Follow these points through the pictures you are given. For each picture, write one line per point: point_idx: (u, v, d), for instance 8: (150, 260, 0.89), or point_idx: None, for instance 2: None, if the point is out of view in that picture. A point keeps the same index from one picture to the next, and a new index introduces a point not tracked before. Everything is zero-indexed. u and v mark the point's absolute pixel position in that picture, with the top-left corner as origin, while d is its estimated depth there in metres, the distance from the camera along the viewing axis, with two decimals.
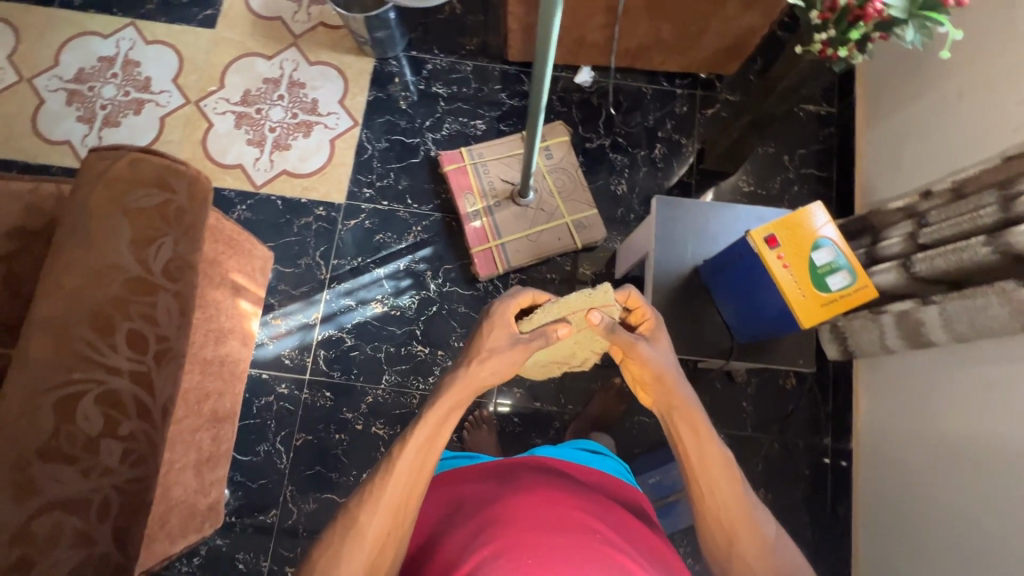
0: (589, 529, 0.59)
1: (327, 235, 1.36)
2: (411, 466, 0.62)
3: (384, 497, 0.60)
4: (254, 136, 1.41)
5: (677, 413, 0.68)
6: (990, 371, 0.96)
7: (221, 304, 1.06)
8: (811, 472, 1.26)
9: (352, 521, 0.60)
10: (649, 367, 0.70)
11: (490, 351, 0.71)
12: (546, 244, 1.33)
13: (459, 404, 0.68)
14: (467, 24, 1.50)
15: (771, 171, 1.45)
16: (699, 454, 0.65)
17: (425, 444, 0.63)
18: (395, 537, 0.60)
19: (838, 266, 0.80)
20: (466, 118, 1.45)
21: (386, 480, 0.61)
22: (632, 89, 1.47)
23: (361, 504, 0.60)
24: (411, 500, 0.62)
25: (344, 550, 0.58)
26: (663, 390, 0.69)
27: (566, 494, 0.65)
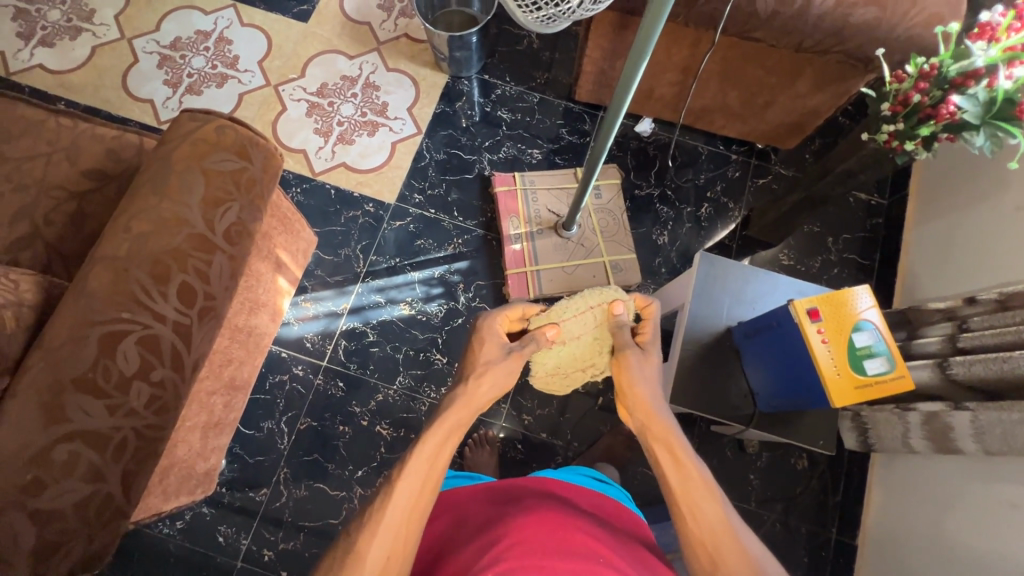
0: (595, 555, 0.58)
1: (371, 230, 1.40)
2: (414, 488, 0.60)
3: (389, 523, 0.58)
4: (322, 127, 1.48)
5: (653, 430, 0.68)
6: (1015, 492, 0.92)
7: (262, 277, 1.09)
8: (810, 561, 1.21)
9: (351, 545, 0.57)
10: (629, 382, 0.74)
11: (485, 365, 0.72)
12: (580, 279, 1.34)
13: (458, 424, 0.66)
14: (542, 59, 1.56)
15: (813, 250, 1.45)
16: (677, 472, 0.64)
17: (426, 465, 0.61)
18: (397, 565, 0.57)
19: (877, 351, 0.80)
20: (524, 145, 1.50)
21: (385, 505, 0.59)
22: (689, 147, 1.51)
23: (361, 530, 0.57)
24: (415, 526, 0.59)
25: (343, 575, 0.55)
26: (638, 405, 0.71)
27: (570, 517, 0.63)
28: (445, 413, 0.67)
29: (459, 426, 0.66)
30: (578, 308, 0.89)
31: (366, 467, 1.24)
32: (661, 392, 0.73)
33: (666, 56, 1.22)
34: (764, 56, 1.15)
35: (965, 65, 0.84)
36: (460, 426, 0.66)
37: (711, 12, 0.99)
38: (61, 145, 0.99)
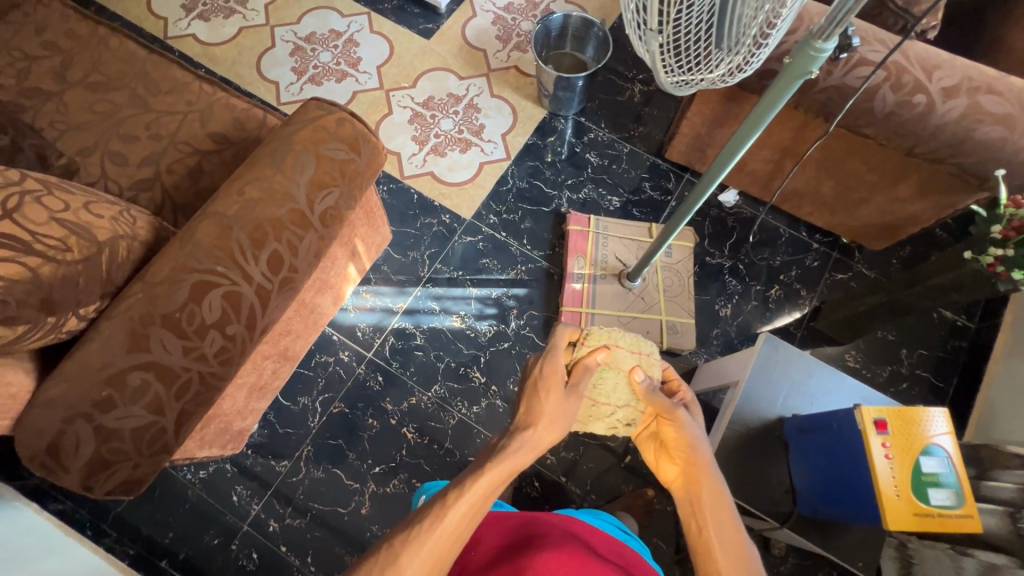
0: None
1: (442, 239, 1.45)
2: (461, 518, 0.61)
3: (433, 546, 0.59)
4: (420, 135, 1.57)
5: (702, 497, 0.65)
6: None
7: (337, 261, 1.15)
8: None
9: (393, 555, 0.58)
10: (682, 438, 0.71)
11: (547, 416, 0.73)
12: (634, 331, 1.33)
13: (515, 467, 0.67)
14: (639, 113, 1.60)
15: (883, 358, 1.38)
16: (725, 546, 0.62)
17: (478, 500, 0.63)
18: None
19: (944, 482, 0.75)
20: (605, 191, 1.52)
21: (434, 528, 0.60)
22: (770, 227, 1.48)
23: (404, 546, 0.59)
24: (452, 552, 0.61)
25: None
26: (692, 466, 0.68)
27: (594, 558, 0.65)
28: (510, 452, 0.67)
29: (517, 467, 0.68)
30: (634, 344, 0.84)
31: (384, 465, 1.25)
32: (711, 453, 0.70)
33: (767, 134, 1.22)
34: (869, 152, 1.13)
35: None
36: (515, 469, 0.67)
37: (827, 100, 0.99)
38: (198, 108, 1.10)
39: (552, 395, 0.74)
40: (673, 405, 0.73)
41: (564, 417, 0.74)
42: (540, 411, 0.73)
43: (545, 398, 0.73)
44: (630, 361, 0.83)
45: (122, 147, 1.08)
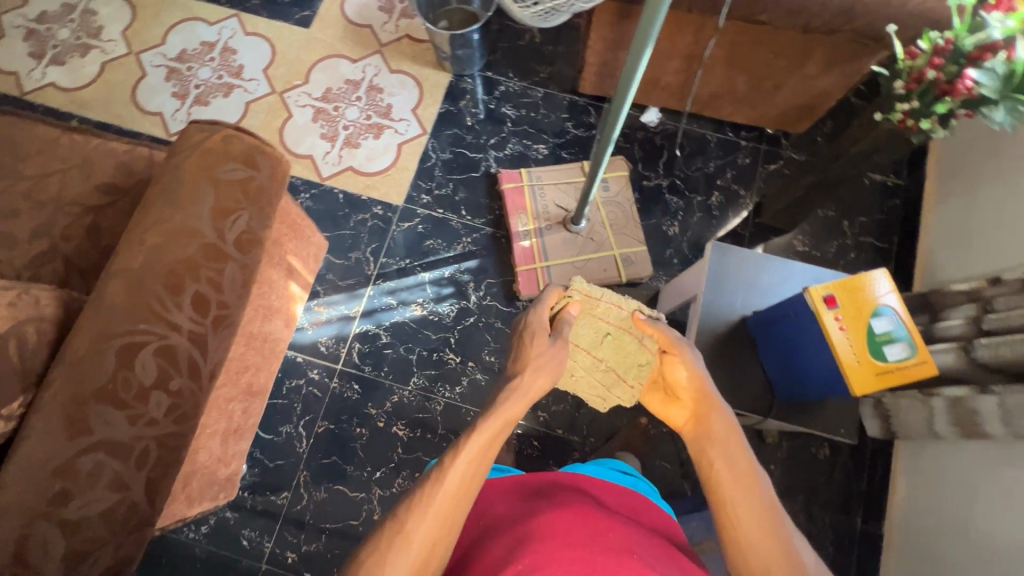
0: (626, 552, 0.61)
1: (380, 233, 1.41)
2: (461, 477, 0.63)
3: (438, 507, 0.61)
4: (328, 131, 1.49)
5: (710, 432, 0.67)
6: None
7: (274, 284, 1.10)
8: (834, 549, 1.18)
9: (398, 526, 0.59)
10: (686, 377, 0.74)
11: (536, 358, 0.75)
12: (591, 273, 1.34)
13: (508, 420, 0.69)
14: (544, 54, 1.56)
15: (827, 234, 1.43)
16: (728, 466, 0.64)
17: (476, 459, 0.64)
18: (442, 546, 0.60)
19: (897, 337, 0.78)
20: (530, 141, 1.49)
21: (436, 491, 0.61)
22: (696, 135, 1.49)
23: (408, 513, 0.60)
24: (457, 515, 0.62)
25: (390, 551, 0.58)
26: (696, 400, 0.72)
27: (601, 515, 0.67)
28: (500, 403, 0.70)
29: (511, 419, 0.69)
30: (616, 300, 0.87)
31: (384, 468, 1.25)
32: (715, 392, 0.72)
33: (669, 44, 1.21)
34: (770, 38, 1.13)
35: (981, 39, 0.80)
36: (510, 420, 0.69)
37: None
38: (74, 162, 1.01)
39: (535, 340, 0.77)
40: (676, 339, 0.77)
41: (552, 358, 0.76)
42: (527, 359, 0.75)
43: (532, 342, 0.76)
44: (616, 314, 0.87)
45: (4, 225, 0.99)
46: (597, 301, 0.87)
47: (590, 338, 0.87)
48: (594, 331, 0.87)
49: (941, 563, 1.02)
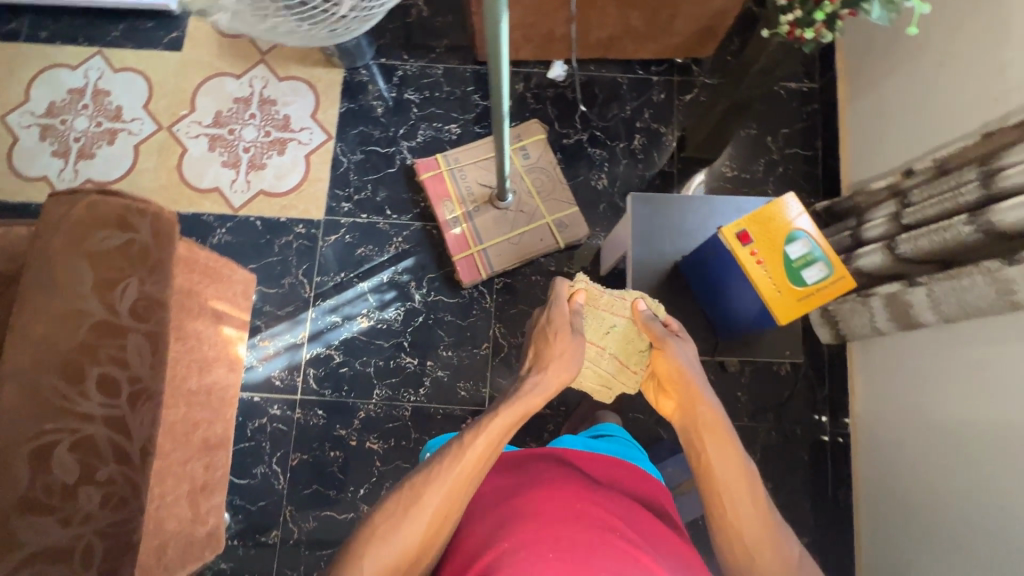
0: (611, 528, 0.64)
1: (308, 252, 1.35)
2: (478, 453, 0.69)
3: (450, 479, 0.67)
4: (229, 158, 1.41)
5: (701, 423, 0.73)
6: (979, 353, 0.91)
7: (203, 334, 1.06)
8: (810, 457, 1.23)
9: (416, 494, 0.65)
10: (674, 366, 0.81)
11: (557, 353, 0.83)
12: (529, 246, 1.31)
13: (528, 407, 0.76)
14: (436, 27, 1.47)
15: (754, 154, 1.42)
16: (721, 463, 0.70)
17: (495, 439, 0.71)
18: (449, 517, 0.65)
19: (813, 258, 0.78)
20: (441, 123, 1.43)
21: (455, 463, 0.68)
22: (606, 81, 1.45)
23: (425, 482, 0.66)
24: (471, 486, 0.68)
25: (405, 514, 0.64)
26: (689, 395, 0.78)
27: (586, 490, 0.70)
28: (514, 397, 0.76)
29: (530, 408, 0.77)
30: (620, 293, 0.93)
31: (368, 484, 1.24)
32: (705, 381, 0.79)
33: None
34: None
35: None
36: (530, 409, 0.77)
37: None
38: None
39: (557, 335, 0.84)
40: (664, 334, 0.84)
41: (573, 355, 0.84)
42: (549, 356, 0.83)
43: (553, 339, 0.83)
44: (621, 307, 0.91)
45: None
46: (600, 296, 0.92)
47: (596, 330, 0.90)
48: (598, 324, 0.91)
49: (906, 450, 1.06)
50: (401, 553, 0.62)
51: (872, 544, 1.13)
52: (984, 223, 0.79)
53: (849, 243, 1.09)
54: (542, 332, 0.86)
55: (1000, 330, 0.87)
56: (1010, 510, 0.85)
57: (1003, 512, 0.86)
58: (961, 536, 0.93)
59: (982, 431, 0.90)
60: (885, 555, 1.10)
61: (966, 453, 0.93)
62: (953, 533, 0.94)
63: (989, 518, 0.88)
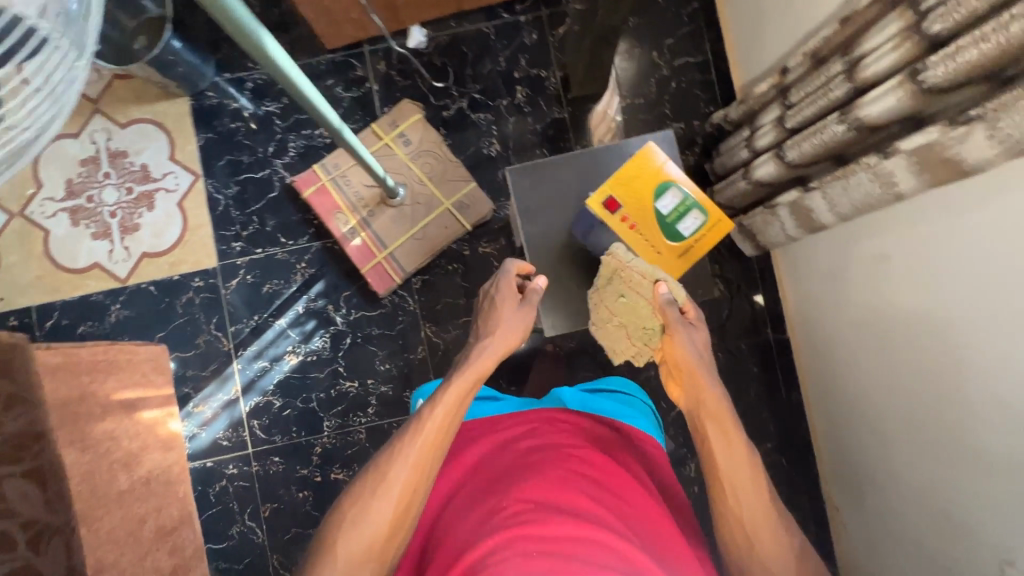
0: (580, 476, 0.67)
1: (214, 304, 1.28)
2: (438, 423, 0.74)
3: (413, 451, 0.71)
4: (98, 228, 1.29)
5: (707, 411, 0.77)
6: (879, 245, 0.90)
7: (117, 430, 1.00)
8: (759, 367, 1.25)
9: (382, 473, 0.69)
10: (684, 356, 0.81)
11: (502, 323, 0.89)
12: (435, 237, 1.25)
13: (480, 374, 0.82)
14: (274, 21, 1.32)
15: (644, 75, 1.33)
16: (725, 453, 0.73)
17: (452, 408, 0.76)
18: (415, 494, 0.69)
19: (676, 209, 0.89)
20: (310, 128, 1.31)
21: (416, 436, 0.72)
22: (472, 35, 1.33)
23: (390, 460, 0.70)
24: (436, 457, 0.72)
25: (373, 490, 0.68)
26: (694, 382, 0.80)
27: (578, 478, 0.66)
28: (467, 368, 0.82)
29: (483, 373, 0.82)
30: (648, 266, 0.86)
31: None
32: (712, 370, 0.81)
33: None
34: None
35: None
36: (484, 373, 0.82)
37: None
38: None
39: (505, 301, 0.91)
40: (678, 322, 0.83)
41: (515, 324, 0.90)
42: (496, 322, 0.89)
43: (503, 305, 0.90)
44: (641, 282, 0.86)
45: None
46: (626, 264, 0.87)
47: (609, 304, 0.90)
48: (613, 293, 0.88)
49: (837, 347, 1.08)
50: (374, 531, 0.66)
51: (829, 437, 1.17)
52: (852, 118, 0.74)
53: (749, 157, 1.07)
54: (485, 307, 0.92)
55: (893, 219, 0.86)
56: (935, 395, 0.86)
57: (929, 398, 0.87)
58: (900, 421, 0.95)
59: (900, 323, 0.89)
60: (842, 446, 1.13)
61: (884, 342, 0.94)
62: (892, 419, 0.96)
63: (920, 404, 0.89)
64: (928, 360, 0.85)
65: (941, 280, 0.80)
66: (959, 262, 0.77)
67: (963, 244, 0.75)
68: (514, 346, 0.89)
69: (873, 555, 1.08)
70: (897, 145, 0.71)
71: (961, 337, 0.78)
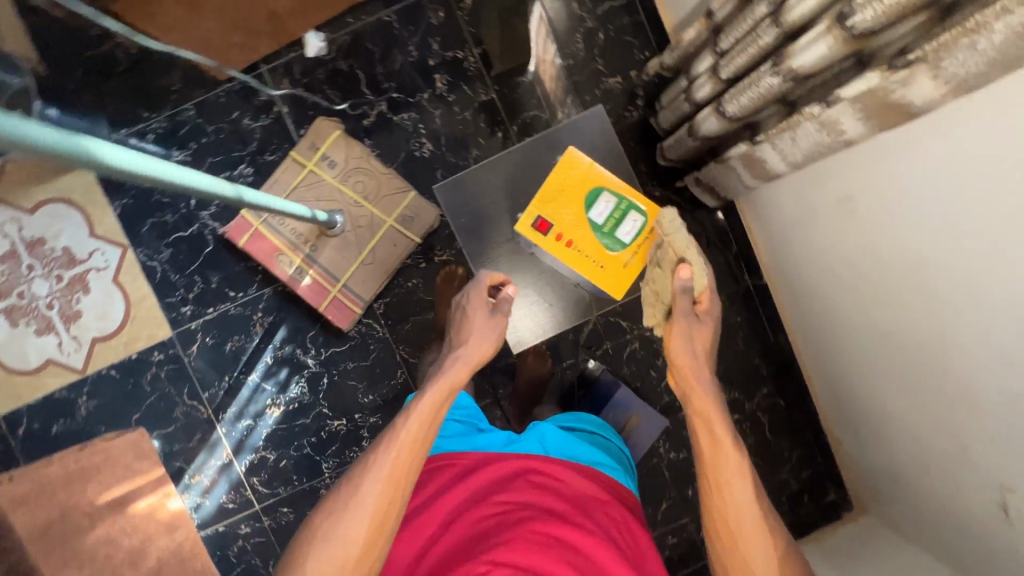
0: (552, 539, 0.72)
1: (181, 374, 1.24)
2: (410, 437, 0.77)
3: (386, 465, 0.74)
4: (40, 324, 1.23)
5: (698, 409, 0.83)
6: (843, 186, 0.84)
7: (111, 533, 0.98)
8: (741, 315, 1.23)
9: (355, 488, 0.72)
10: (678, 355, 0.86)
11: (477, 333, 0.92)
12: (387, 258, 1.19)
13: (454, 385, 0.85)
14: (156, 59, 1.19)
15: (569, 32, 1.22)
16: (713, 450, 0.78)
17: (425, 424, 0.79)
18: (390, 507, 0.71)
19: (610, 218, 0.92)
20: (227, 171, 1.21)
21: (390, 447, 0.76)
22: (374, 28, 1.21)
23: (363, 475, 0.73)
24: (410, 472, 0.75)
25: (347, 509, 0.71)
26: (687, 382, 0.86)
27: (548, 537, 0.71)
28: (442, 378, 0.85)
29: (456, 383, 0.85)
30: (686, 244, 0.88)
31: None
32: (706, 371, 0.86)
33: None
34: None
35: None
36: (457, 382, 0.85)
37: None
38: None
39: (476, 310, 0.94)
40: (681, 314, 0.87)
41: (489, 333, 0.92)
42: (468, 332, 0.93)
43: (474, 314, 0.94)
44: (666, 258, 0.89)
45: None
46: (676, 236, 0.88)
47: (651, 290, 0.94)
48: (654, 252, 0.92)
49: (815, 289, 1.04)
50: (347, 543, 0.69)
51: (822, 374, 1.16)
52: (786, 69, 0.67)
53: (691, 109, 0.99)
54: (458, 318, 0.97)
55: (854, 158, 0.79)
56: (912, 331, 0.83)
57: (905, 334, 0.85)
58: (886, 359, 0.92)
59: (869, 263, 0.86)
60: (835, 383, 1.12)
61: (860, 284, 0.90)
62: (878, 357, 0.94)
63: (903, 344, 0.86)
64: (906, 302, 0.81)
65: (909, 221, 0.75)
66: (920, 201, 0.72)
67: (921, 182, 0.70)
68: (487, 355, 0.92)
69: (878, 477, 1.11)
70: (837, 93, 0.64)
71: (931, 276, 0.75)
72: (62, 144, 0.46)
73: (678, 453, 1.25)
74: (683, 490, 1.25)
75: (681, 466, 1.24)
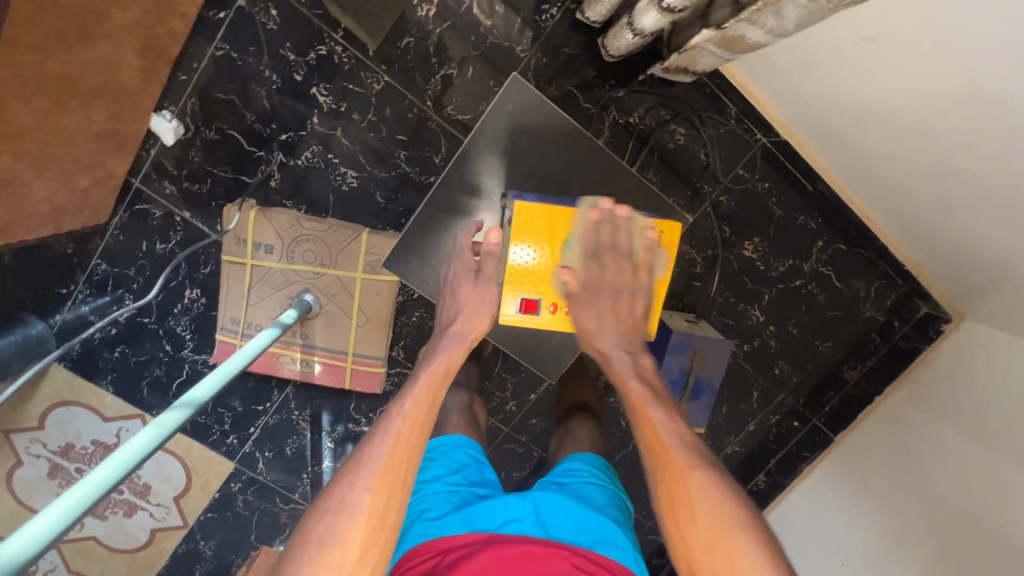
0: None
1: (265, 489, 1.26)
2: (408, 424, 0.66)
3: (380, 457, 0.62)
4: (121, 509, 1.25)
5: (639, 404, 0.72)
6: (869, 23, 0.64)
7: None
8: (762, 181, 1.08)
9: (337, 498, 0.59)
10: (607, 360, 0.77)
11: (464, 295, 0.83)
12: (379, 310, 1.07)
13: (447, 370, 0.74)
14: None
15: None
16: (662, 446, 0.66)
17: (426, 410, 0.68)
18: (385, 513, 0.60)
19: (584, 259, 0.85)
20: (177, 303, 1.10)
21: (387, 433, 0.64)
22: (216, 72, 0.98)
23: (346, 478, 0.61)
24: (409, 466, 0.63)
25: (322, 525, 0.57)
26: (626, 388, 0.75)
27: None
28: (437, 358, 0.75)
29: (452, 364, 0.75)
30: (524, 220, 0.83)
31: None
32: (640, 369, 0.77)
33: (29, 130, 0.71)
34: None
35: None
36: (453, 361, 0.76)
37: None
38: None
39: (462, 278, 0.85)
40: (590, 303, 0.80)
41: (484, 294, 0.83)
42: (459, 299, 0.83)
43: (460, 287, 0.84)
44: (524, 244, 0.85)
45: None
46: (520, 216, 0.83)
47: None
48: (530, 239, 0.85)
49: (852, 136, 0.87)
50: (345, 545, 0.57)
51: (881, 208, 1.02)
52: None
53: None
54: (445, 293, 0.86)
55: None
56: (1006, 174, 0.68)
57: (999, 168, 0.69)
58: (963, 194, 0.78)
59: (932, 108, 0.67)
60: (899, 215, 0.99)
61: (915, 127, 0.73)
62: (951, 192, 0.80)
63: (990, 178, 0.72)
64: (989, 137, 0.65)
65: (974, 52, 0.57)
66: (982, 39, 0.55)
67: (972, 15, 0.53)
68: (482, 328, 0.83)
69: (964, 282, 1.01)
70: None
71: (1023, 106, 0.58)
72: (76, 507, 0.48)
73: (748, 344, 1.19)
74: (768, 373, 1.21)
75: (756, 354, 1.19)
